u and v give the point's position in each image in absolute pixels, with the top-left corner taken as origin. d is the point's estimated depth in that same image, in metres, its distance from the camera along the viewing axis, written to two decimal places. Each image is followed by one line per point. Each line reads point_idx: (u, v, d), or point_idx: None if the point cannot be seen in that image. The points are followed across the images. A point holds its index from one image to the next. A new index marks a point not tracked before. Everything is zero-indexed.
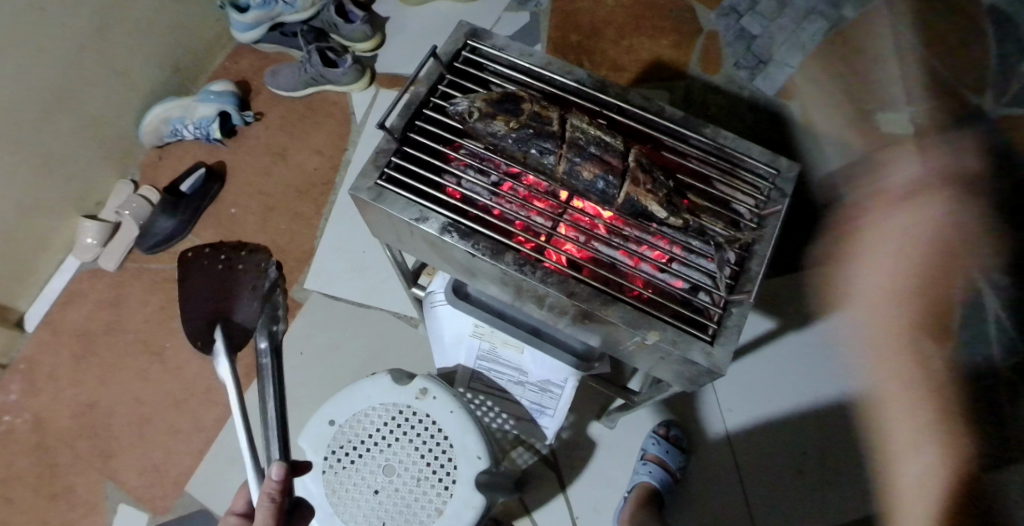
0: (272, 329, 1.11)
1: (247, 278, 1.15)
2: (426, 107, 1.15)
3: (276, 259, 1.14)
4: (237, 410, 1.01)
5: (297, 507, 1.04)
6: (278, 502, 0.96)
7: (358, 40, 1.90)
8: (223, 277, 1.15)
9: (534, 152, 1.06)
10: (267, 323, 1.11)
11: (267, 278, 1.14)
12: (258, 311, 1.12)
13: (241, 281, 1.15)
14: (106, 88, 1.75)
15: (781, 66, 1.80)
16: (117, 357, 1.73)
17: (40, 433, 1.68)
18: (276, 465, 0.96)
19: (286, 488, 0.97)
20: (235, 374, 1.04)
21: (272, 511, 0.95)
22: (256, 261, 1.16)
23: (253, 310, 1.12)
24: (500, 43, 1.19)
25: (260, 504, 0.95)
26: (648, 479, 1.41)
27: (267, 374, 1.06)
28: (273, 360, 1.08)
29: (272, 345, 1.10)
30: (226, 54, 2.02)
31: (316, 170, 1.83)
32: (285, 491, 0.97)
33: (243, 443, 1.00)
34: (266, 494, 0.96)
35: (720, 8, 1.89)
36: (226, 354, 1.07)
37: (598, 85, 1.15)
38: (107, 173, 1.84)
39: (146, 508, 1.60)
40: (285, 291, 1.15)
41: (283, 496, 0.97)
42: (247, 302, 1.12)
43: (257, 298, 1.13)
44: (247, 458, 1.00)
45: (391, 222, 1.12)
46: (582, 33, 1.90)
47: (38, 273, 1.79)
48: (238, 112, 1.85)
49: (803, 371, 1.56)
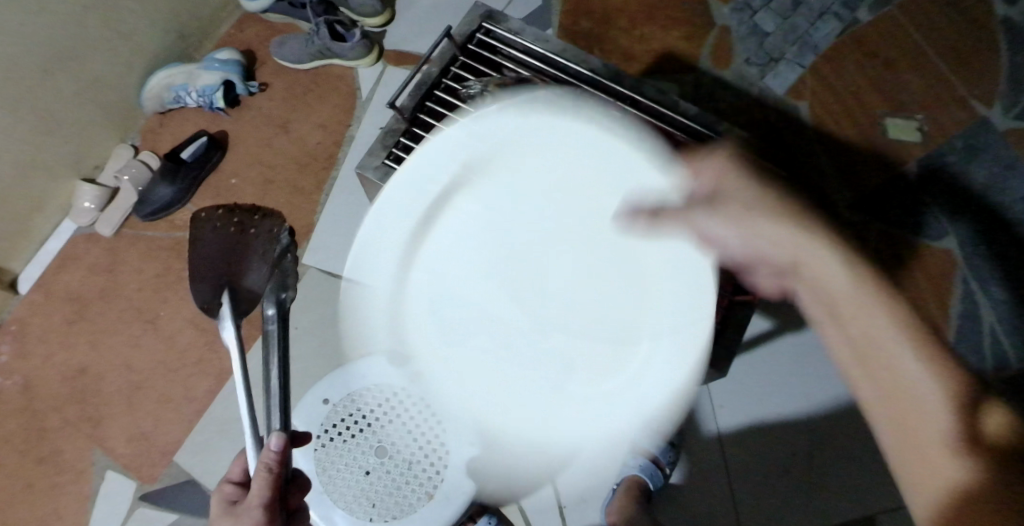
0: (281, 296, 1.06)
1: (258, 243, 1.13)
2: (437, 88, 1.16)
3: (289, 226, 1.11)
4: (239, 372, 1.01)
5: (295, 479, 1.03)
6: (276, 472, 0.94)
7: (368, 15, 1.87)
8: (228, 242, 1.14)
9: (545, 139, 1.08)
10: (275, 290, 1.06)
11: (279, 243, 1.11)
12: (266, 276, 1.10)
13: (253, 246, 1.13)
14: (109, 51, 1.72)
15: (793, 64, 1.75)
16: (109, 322, 1.71)
17: (30, 395, 1.67)
18: (275, 435, 0.94)
19: (284, 460, 0.95)
20: (238, 340, 1.03)
21: (269, 481, 0.93)
22: (268, 227, 1.14)
23: (263, 275, 1.10)
24: (516, 26, 1.19)
25: (256, 474, 0.94)
26: (638, 472, 1.42)
27: (272, 341, 1.02)
28: (280, 327, 1.03)
29: (279, 311, 1.04)
30: (231, 22, 1.99)
31: (319, 145, 1.81)
32: (283, 463, 0.95)
33: (242, 410, 0.99)
34: (263, 464, 0.94)
35: (734, 2, 1.83)
36: (232, 318, 1.05)
37: (613, 76, 1.16)
38: (106, 136, 1.82)
39: (133, 476, 1.59)
40: (296, 256, 1.11)
41: (280, 468, 0.95)
42: (257, 265, 1.11)
43: (267, 262, 1.10)
44: (247, 425, 0.99)
45: (396, 203, 1.14)
46: (594, 19, 1.86)
47: (33, 235, 1.77)
48: (243, 82, 1.82)
49: (792, 376, 1.54)
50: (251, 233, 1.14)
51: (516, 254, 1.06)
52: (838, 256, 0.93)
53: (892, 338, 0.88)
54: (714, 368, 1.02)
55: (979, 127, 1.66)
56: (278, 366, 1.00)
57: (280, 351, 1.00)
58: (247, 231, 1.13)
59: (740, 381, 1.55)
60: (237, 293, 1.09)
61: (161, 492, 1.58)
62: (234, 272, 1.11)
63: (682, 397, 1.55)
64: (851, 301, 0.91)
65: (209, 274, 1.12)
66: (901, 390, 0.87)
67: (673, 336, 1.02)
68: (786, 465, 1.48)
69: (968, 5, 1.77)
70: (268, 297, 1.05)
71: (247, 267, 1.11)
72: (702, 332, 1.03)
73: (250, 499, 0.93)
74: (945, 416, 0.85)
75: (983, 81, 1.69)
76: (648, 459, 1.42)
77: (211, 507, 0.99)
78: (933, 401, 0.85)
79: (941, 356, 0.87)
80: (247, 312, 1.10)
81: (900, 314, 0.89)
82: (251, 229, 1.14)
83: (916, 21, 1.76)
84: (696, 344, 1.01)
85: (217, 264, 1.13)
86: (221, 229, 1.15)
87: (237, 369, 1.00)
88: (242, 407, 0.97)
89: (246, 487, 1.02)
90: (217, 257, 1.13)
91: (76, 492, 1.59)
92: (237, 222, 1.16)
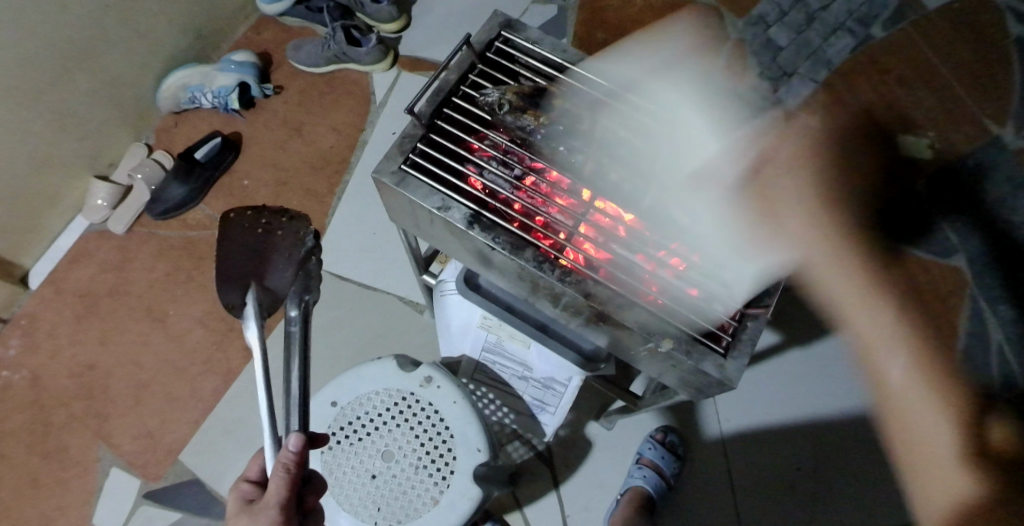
0: (304, 298, 1.09)
1: (284, 244, 1.11)
2: (454, 95, 1.14)
3: (316, 229, 1.10)
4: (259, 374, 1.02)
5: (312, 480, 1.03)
6: (293, 473, 0.95)
7: (383, 21, 1.88)
8: (254, 243, 1.11)
9: (563, 148, 1.09)
10: (299, 291, 1.09)
11: (304, 245, 1.11)
12: (292, 278, 1.10)
13: (279, 247, 1.11)
14: (128, 49, 1.74)
15: (806, 79, 1.75)
16: (119, 319, 1.72)
17: (37, 390, 1.67)
18: (294, 437, 0.96)
19: (301, 461, 0.97)
20: (260, 339, 1.05)
21: (285, 480, 0.95)
22: (294, 228, 1.12)
23: (288, 276, 1.10)
24: (534, 35, 1.19)
25: (273, 473, 0.95)
26: (642, 483, 1.41)
27: (294, 342, 1.05)
28: (301, 328, 1.07)
29: (302, 313, 1.08)
30: (249, 25, 2.00)
31: (332, 148, 1.82)
32: (300, 463, 0.97)
33: (263, 409, 1.00)
34: (282, 464, 0.95)
35: (749, 16, 1.84)
36: (255, 318, 1.07)
37: (629, 87, 1.15)
38: (121, 134, 1.84)
39: (138, 474, 1.60)
40: (320, 260, 1.12)
41: (297, 468, 0.96)
42: (281, 267, 1.10)
43: (292, 264, 1.10)
44: (264, 423, 1.00)
45: (410, 209, 1.11)
46: (609, 29, 1.87)
47: (45, 231, 1.79)
48: (258, 84, 1.84)
49: (800, 389, 1.54)
50: (278, 234, 1.12)
51: (534, 263, 1.03)
52: (863, 290, 1.03)
53: (894, 352, 0.98)
54: (732, 386, 0.99)
55: (990, 146, 1.66)
56: (300, 368, 1.04)
57: (301, 354, 1.03)
58: (274, 231, 1.11)
59: (748, 393, 1.54)
60: (262, 294, 1.09)
61: (165, 490, 1.58)
62: (259, 273, 1.10)
63: (688, 408, 1.54)
64: (853, 298, 1.03)
65: (234, 274, 1.10)
66: (904, 407, 0.95)
67: (691, 352, 1.00)
68: (790, 479, 1.48)
69: (979, 25, 1.78)
70: (291, 299, 1.08)
71: (271, 267, 1.11)
72: (720, 349, 1.01)
73: (267, 498, 0.93)
74: (959, 479, 0.89)
75: (995, 101, 1.70)
76: (653, 470, 1.42)
77: (228, 505, 0.99)
78: (908, 372, 0.97)
79: (924, 365, 0.97)
80: (270, 313, 1.10)
81: (898, 309, 1.01)
82: (278, 230, 1.12)
83: (927, 40, 1.78)
84: (714, 362, 1.00)
85: (242, 263, 1.11)
86: (249, 228, 1.12)
87: (257, 369, 1.02)
88: (262, 406, 0.99)
89: (263, 487, 1.02)
90: (241, 256, 1.11)
91: (81, 488, 1.59)
92: (263, 222, 1.13)
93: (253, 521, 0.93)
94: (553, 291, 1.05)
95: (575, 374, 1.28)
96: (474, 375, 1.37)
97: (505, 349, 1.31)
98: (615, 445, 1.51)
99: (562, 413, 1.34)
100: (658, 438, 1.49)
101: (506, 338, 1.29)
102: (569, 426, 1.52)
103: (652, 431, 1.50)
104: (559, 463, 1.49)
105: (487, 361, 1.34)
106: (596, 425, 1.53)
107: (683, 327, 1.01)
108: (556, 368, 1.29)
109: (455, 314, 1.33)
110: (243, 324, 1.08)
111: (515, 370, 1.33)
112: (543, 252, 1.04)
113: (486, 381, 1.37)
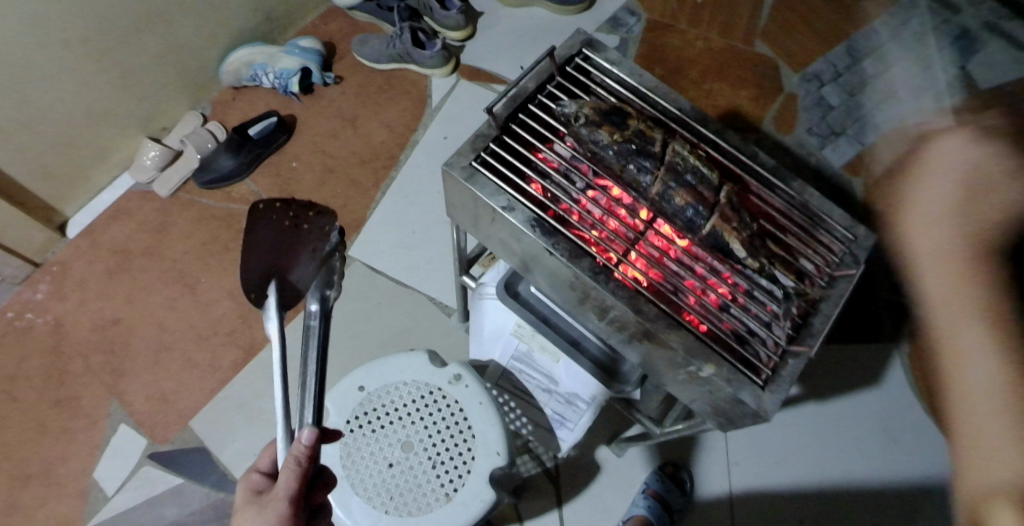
0: (325, 293, 1.09)
1: (309, 238, 1.12)
2: (530, 103, 1.20)
3: (342, 227, 1.12)
4: (276, 359, 1.02)
5: (321, 475, 1.04)
6: (304, 467, 0.94)
7: (449, 28, 1.93)
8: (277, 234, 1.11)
9: (632, 167, 1.11)
10: (320, 287, 1.10)
11: (329, 241, 1.12)
12: (314, 272, 1.11)
13: (303, 241, 1.12)
14: (199, 19, 1.78)
15: (852, 141, 1.77)
16: (150, 279, 1.74)
17: (58, 336, 1.69)
18: (308, 430, 0.95)
19: (313, 455, 0.96)
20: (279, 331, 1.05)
21: (296, 474, 0.93)
22: (320, 223, 1.13)
23: (310, 271, 1.11)
24: (613, 57, 1.24)
25: (285, 465, 0.94)
26: (645, 512, 1.39)
27: (312, 335, 1.04)
28: (321, 323, 1.06)
29: (322, 309, 1.08)
30: (317, 14, 2.05)
31: (383, 143, 1.85)
32: (312, 458, 0.95)
33: (276, 397, 1.00)
34: (293, 457, 0.94)
35: (804, 72, 1.88)
36: (276, 311, 1.07)
37: (699, 117, 1.20)
38: (179, 101, 1.88)
39: (145, 434, 1.60)
40: (342, 257, 1.13)
41: (309, 463, 0.95)
42: (305, 262, 1.11)
43: (315, 260, 1.11)
44: (280, 415, 1.00)
45: (474, 206, 1.15)
46: (666, 67, 1.91)
47: (91, 184, 1.82)
48: (319, 71, 1.88)
49: (816, 444, 1.52)
50: (304, 228, 1.12)
51: (589, 274, 1.06)
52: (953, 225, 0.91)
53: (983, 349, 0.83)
54: (767, 419, 1.00)
55: None
56: (317, 358, 1.02)
57: (318, 341, 1.02)
58: (301, 226, 1.12)
59: (761, 441, 1.53)
60: (283, 288, 1.10)
61: (171, 454, 1.58)
62: (281, 267, 1.11)
63: (695, 446, 1.53)
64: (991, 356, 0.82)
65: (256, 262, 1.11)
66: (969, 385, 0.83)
67: (731, 381, 1.01)
68: None
69: None
70: (312, 294, 1.08)
71: (293, 262, 1.11)
72: (759, 381, 1.02)
73: (277, 489, 0.93)
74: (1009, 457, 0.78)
75: None
76: (657, 501, 1.41)
77: (237, 495, 0.99)
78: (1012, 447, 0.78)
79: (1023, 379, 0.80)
80: (291, 306, 1.11)
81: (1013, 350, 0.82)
82: (304, 225, 1.13)
83: None
84: (753, 393, 1.01)
85: (264, 255, 1.11)
86: (276, 221, 1.12)
87: (275, 353, 1.02)
88: (278, 400, 0.99)
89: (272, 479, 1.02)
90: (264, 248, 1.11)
91: (86, 441, 1.59)
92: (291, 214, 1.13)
93: (261, 512, 0.94)
94: (602, 303, 1.07)
95: (601, 394, 1.27)
96: (499, 380, 1.40)
97: (533, 359, 1.31)
98: (624, 474, 1.50)
99: (581, 430, 1.34)
100: (667, 471, 1.48)
101: (536, 349, 1.29)
102: (581, 448, 1.52)
103: (661, 464, 1.50)
104: (565, 482, 1.49)
105: (515, 369, 1.36)
106: (606, 450, 1.52)
107: (726, 355, 1.03)
108: (582, 385, 1.28)
109: (488, 318, 1.34)
110: (263, 314, 1.08)
111: (540, 381, 1.34)
112: (600, 264, 1.07)
113: (510, 388, 1.40)
